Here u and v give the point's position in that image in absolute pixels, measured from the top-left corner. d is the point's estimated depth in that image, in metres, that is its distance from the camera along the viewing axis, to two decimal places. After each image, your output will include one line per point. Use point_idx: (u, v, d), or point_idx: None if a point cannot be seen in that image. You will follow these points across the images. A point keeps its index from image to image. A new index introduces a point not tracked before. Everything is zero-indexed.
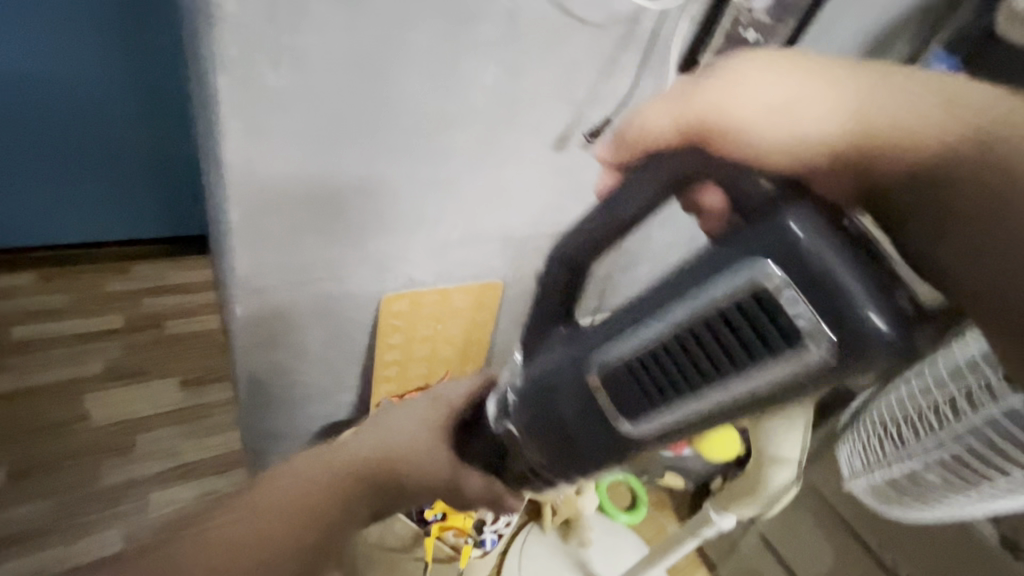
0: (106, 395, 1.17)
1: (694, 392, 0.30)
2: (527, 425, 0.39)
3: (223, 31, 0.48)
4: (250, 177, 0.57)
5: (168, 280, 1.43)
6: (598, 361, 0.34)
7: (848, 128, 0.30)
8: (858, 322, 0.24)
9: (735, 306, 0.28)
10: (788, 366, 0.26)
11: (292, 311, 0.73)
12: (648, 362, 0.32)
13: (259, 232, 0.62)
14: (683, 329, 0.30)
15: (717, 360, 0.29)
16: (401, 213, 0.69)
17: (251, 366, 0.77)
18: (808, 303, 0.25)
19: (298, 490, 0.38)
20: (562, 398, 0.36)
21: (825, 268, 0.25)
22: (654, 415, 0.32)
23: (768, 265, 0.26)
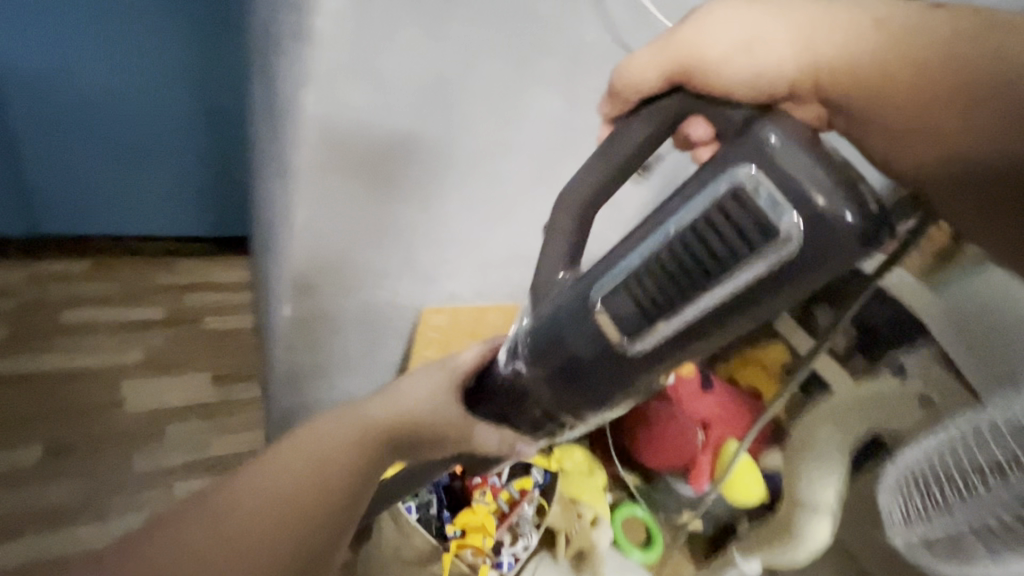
0: (141, 383, 1.21)
1: (689, 299, 0.34)
2: (536, 358, 0.43)
3: (315, 51, 0.52)
4: (320, 185, 0.61)
5: (209, 277, 1.49)
6: (599, 287, 0.38)
7: (814, 67, 0.35)
8: (818, 213, 0.29)
9: (716, 211, 0.33)
10: (767, 257, 0.31)
11: (338, 315, 0.76)
12: (642, 275, 0.36)
13: (319, 238, 0.66)
14: (674, 240, 0.35)
15: (707, 267, 0.33)
16: (451, 230, 0.72)
17: (290, 366, 0.80)
18: (776, 196, 0.30)
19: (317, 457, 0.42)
20: (568, 330, 0.40)
21: (791, 169, 0.30)
22: (652, 327, 0.36)
23: (748, 169, 0.31)
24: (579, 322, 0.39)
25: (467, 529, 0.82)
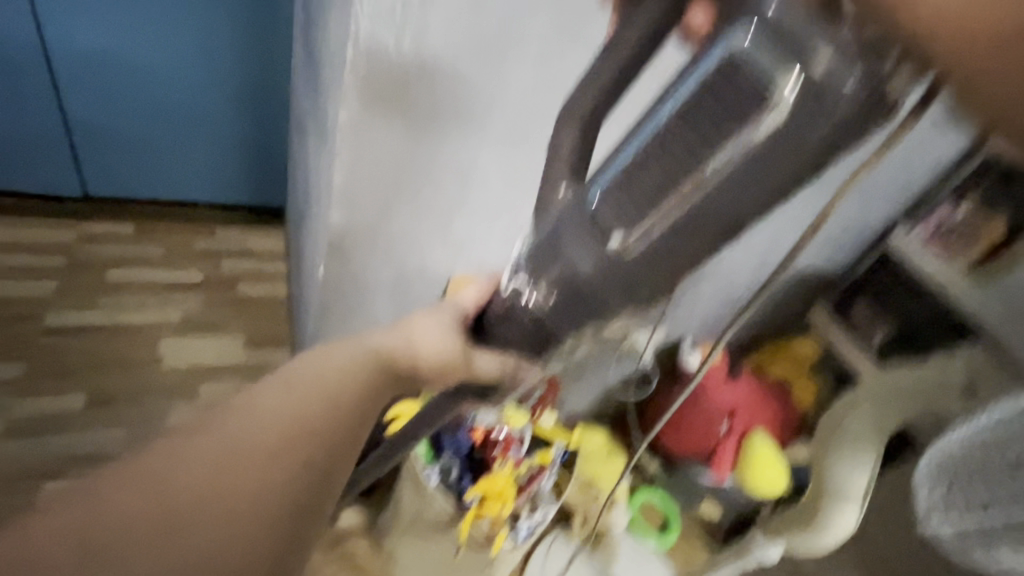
0: (180, 342, 1.27)
1: (681, 184, 0.32)
2: (534, 270, 0.42)
3: (361, 8, 0.52)
4: (359, 147, 0.62)
5: (244, 243, 1.52)
6: (598, 187, 0.37)
7: None
8: (809, 68, 0.25)
9: (711, 84, 0.29)
10: (761, 129, 0.28)
11: (370, 278, 0.78)
12: (637, 166, 0.34)
13: (356, 201, 0.67)
14: (669, 123, 0.32)
15: (700, 152, 0.31)
16: (488, 199, 0.72)
17: (321, 325, 0.83)
18: (768, 48, 0.26)
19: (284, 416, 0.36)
20: (567, 236, 0.39)
21: (791, 26, 0.26)
22: (645, 222, 0.34)
23: (747, 26, 0.27)
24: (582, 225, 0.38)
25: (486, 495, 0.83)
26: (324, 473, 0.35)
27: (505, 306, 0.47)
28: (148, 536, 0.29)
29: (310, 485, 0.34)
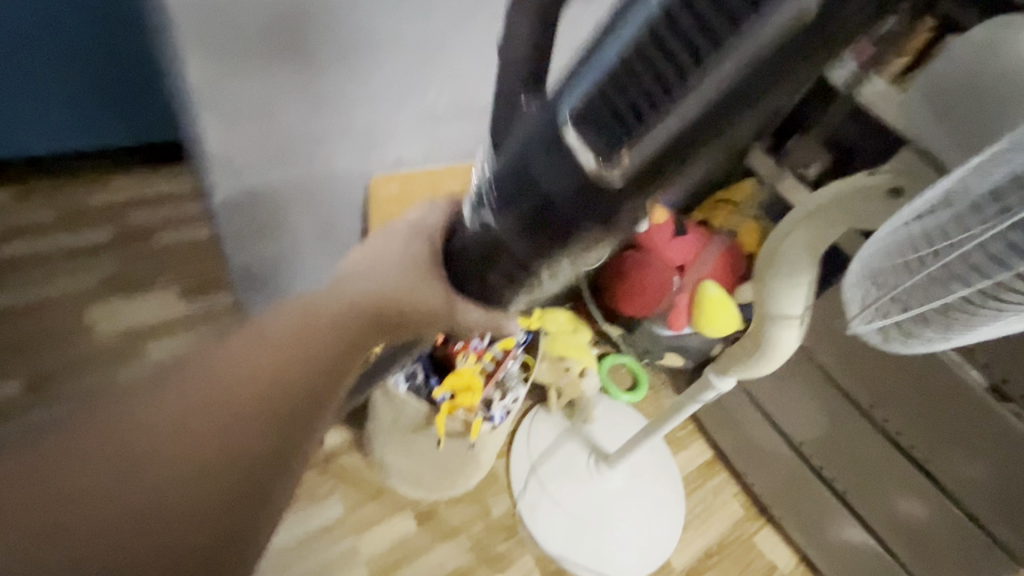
0: (108, 306, 1.18)
1: (681, 92, 0.30)
2: (505, 204, 0.40)
3: None
4: (213, 33, 0.54)
5: (150, 191, 1.37)
6: (572, 102, 0.33)
7: None
8: None
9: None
10: (775, 22, 0.26)
11: (271, 188, 0.71)
12: (622, 76, 0.31)
13: (232, 101, 0.60)
14: (660, 20, 0.29)
15: (697, 47, 0.28)
16: (385, 78, 0.66)
17: (245, 257, 0.79)
18: None
19: (279, 347, 0.40)
20: (534, 157, 0.36)
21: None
22: (633, 139, 0.32)
23: None
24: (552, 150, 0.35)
25: (456, 391, 0.83)
26: (319, 392, 0.41)
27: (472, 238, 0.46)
28: (121, 470, 0.33)
29: (297, 405, 0.39)
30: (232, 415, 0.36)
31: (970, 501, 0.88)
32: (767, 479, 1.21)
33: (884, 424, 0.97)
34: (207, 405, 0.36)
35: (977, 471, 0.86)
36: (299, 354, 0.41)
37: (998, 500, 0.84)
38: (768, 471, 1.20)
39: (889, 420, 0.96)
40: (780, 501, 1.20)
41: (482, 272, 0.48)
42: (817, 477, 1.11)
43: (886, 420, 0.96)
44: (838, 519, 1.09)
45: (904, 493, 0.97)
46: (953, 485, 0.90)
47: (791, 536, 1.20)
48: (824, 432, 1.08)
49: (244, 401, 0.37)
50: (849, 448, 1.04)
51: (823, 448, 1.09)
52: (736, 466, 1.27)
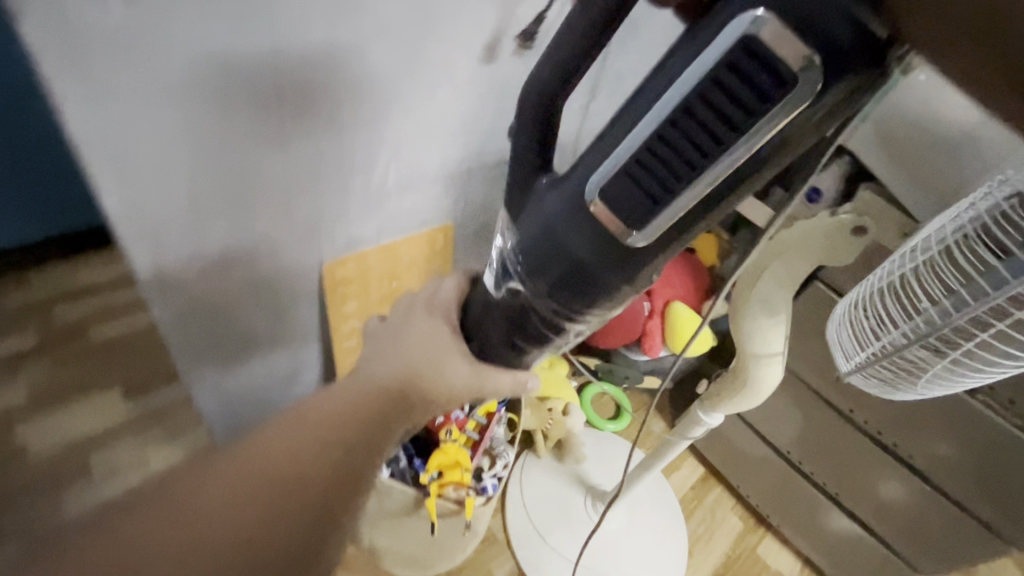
0: (42, 421, 1.07)
1: (704, 168, 0.31)
2: (531, 272, 0.40)
3: None
4: (118, 161, 0.46)
5: (78, 282, 1.27)
6: (596, 179, 0.34)
7: None
8: (827, 41, 0.26)
9: (725, 69, 0.28)
10: (789, 107, 0.28)
11: (213, 299, 0.63)
12: (646, 157, 0.32)
13: (151, 225, 0.51)
14: (680, 110, 0.30)
15: (705, 140, 0.30)
16: (325, 164, 0.59)
17: (195, 372, 0.69)
18: (792, 34, 0.26)
19: (320, 421, 0.45)
20: (564, 233, 0.37)
21: (807, 6, 0.26)
22: (660, 210, 0.33)
23: (757, 14, 0.27)
24: (576, 228, 0.36)
25: (444, 470, 0.79)
26: (351, 465, 0.44)
27: (502, 306, 0.47)
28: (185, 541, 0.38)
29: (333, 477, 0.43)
30: (271, 494, 0.41)
31: (950, 485, 0.88)
32: (758, 487, 1.20)
33: (864, 424, 0.97)
34: (255, 479, 0.41)
35: (947, 449, 0.86)
36: (335, 424, 0.45)
37: (965, 473, 0.85)
38: (759, 481, 1.20)
39: (868, 420, 0.95)
40: (775, 509, 1.19)
41: (508, 336, 0.48)
42: (806, 480, 1.11)
43: (865, 420, 0.96)
44: (829, 518, 1.09)
45: (883, 478, 0.97)
46: (933, 471, 0.90)
47: (790, 540, 1.19)
48: (801, 433, 1.07)
49: (283, 478, 0.42)
50: (831, 451, 1.04)
51: (807, 453, 1.08)
52: (730, 480, 1.26)
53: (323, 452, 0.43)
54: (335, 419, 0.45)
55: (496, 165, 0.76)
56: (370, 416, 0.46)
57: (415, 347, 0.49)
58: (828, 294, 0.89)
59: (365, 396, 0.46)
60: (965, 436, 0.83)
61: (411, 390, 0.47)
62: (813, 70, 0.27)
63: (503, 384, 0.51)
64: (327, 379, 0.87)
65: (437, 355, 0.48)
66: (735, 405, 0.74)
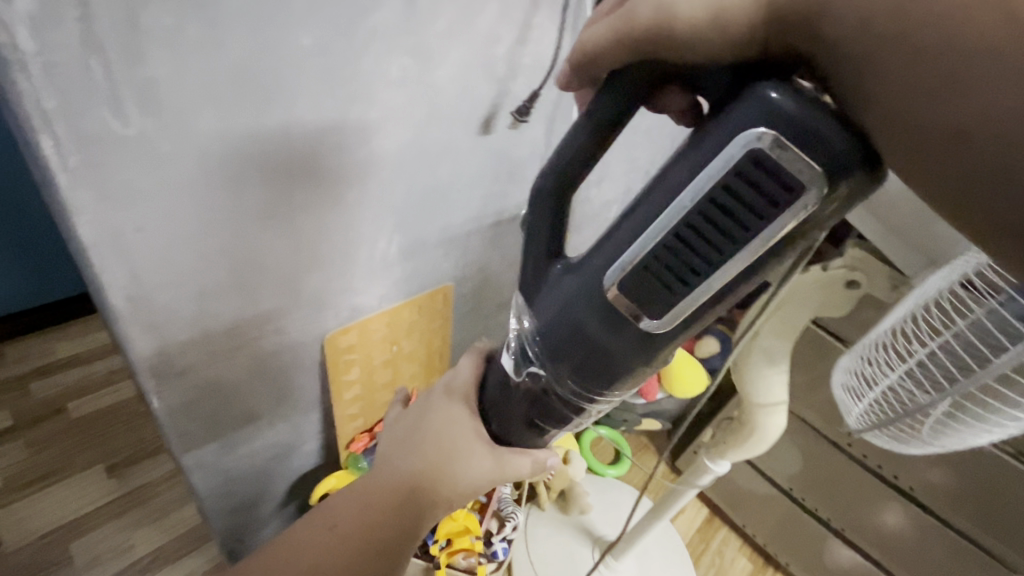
0: (16, 509, 1.00)
1: (719, 264, 0.32)
2: (552, 356, 0.41)
3: (29, 78, 0.34)
4: (127, 254, 0.45)
5: (58, 355, 1.24)
6: (615, 271, 0.35)
7: (729, 41, 0.29)
8: (832, 153, 0.27)
9: (733, 179, 0.30)
10: (797, 211, 0.29)
11: (221, 378, 0.61)
12: (664, 254, 0.33)
13: (157, 312, 0.50)
14: (694, 213, 0.31)
15: (717, 241, 0.32)
16: (331, 241, 0.59)
17: (197, 455, 0.67)
18: (794, 148, 0.27)
19: (391, 479, 0.49)
20: (585, 319, 0.38)
21: (801, 121, 0.27)
22: (678, 301, 0.34)
23: (760, 131, 0.28)
24: (600, 320, 0.37)
25: (453, 537, 0.77)
26: (414, 515, 0.48)
27: (525, 389, 0.47)
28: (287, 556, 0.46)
29: (401, 524, 0.48)
30: (355, 531, 0.47)
31: (956, 518, 0.87)
32: (764, 525, 1.19)
33: (863, 459, 0.97)
34: (347, 518, 0.48)
35: (946, 479, 0.86)
36: (403, 482, 0.49)
37: (963, 505, 0.85)
38: (764, 520, 1.18)
39: (868, 454, 0.96)
40: (783, 547, 1.17)
41: (530, 417, 0.49)
42: (810, 516, 1.10)
43: (864, 455, 0.96)
44: (835, 557, 1.07)
45: (885, 506, 0.96)
46: (937, 505, 0.89)
47: None
48: (802, 467, 1.07)
49: (363, 521, 0.47)
50: (830, 487, 1.04)
51: (810, 489, 1.08)
52: (735, 521, 1.25)
53: (396, 502, 0.48)
54: (402, 477, 0.49)
55: (493, 227, 0.78)
56: (428, 476, 0.49)
57: (445, 424, 0.51)
58: (822, 335, 0.92)
59: (417, 460, 0.49)
60: (962, 465, 0.83)
61: (450, 466, 0.49)
62: (819, 182, 0.28)
63: (522, 463, 0.52)
64: (326, 450, 0.85)
65: (460, 433, 0.50)
66: (742, 451, 0.74)
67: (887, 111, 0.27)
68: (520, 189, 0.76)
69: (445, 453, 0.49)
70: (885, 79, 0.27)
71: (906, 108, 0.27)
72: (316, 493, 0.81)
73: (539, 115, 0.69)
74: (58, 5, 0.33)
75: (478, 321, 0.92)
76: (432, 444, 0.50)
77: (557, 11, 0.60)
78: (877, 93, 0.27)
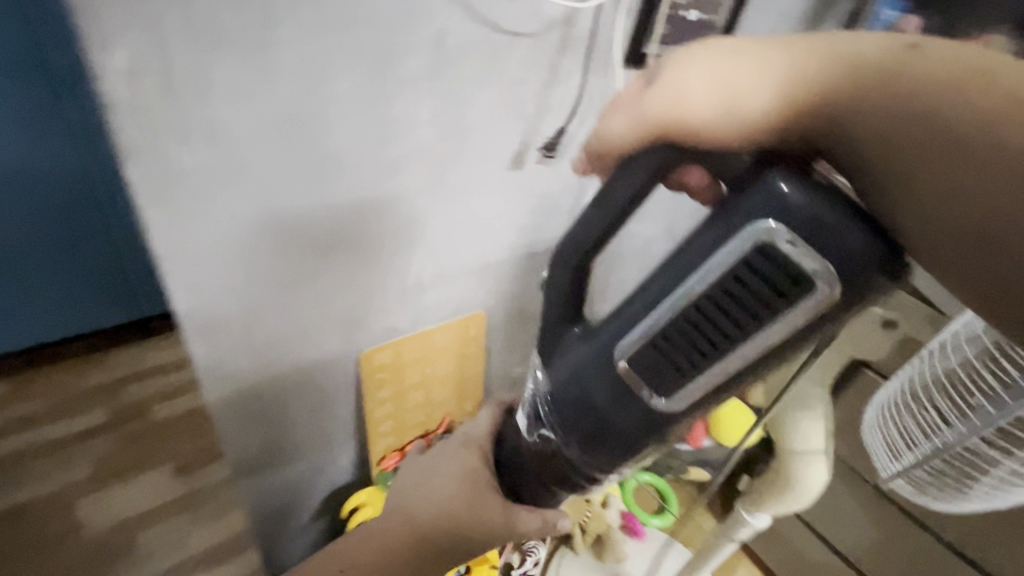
0: (99, 498, 1.12)
1: (728, 349, 0.33)
2: (562, 423, 0.41)
3: (121, 120, 0.42)
4: (188, 266, 0.52)
5: (150, 362, 1.40)
6: (628, 342, 0.36)
7: (754, 129, 0.31)
8: (845, 255, 0.28)
9: (742, 268, 0.31)
10: (807, 306, 0.30)
11: (266, 388, 0.68)
12: (674, 333, 0.34)
13: (212, 322, 0.57)
14: (702, 297, 0.33)
15: (726, 325, 0.33)
16: (367, 264, 0.65)
17: (240, 458, 0.73)
18: (808, 249, 0.29)
19: (411, 505, 0.54)
20: (594, 389, 0.39)
21: (812, 219, 0.28)
22: (690, 380, 0.35)
23: (771, 224, 0.29)
24: (611, 392, 0.38)
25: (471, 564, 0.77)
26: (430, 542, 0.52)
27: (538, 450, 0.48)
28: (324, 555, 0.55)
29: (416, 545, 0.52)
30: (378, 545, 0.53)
31: None
32: None
33: (939, 533, 0.85)
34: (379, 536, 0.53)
35: None
36: (423, 509, 0.53)
37: None
38: None
39: (944, 527, 0.84)
40: None
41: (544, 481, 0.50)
42: None
43: (942, 529, 0.85)
44: None
45: None
46: None
47: None
48: (873, 538, 0.96)
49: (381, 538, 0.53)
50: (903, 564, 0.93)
51: (882, 563, 0.96)
52: None
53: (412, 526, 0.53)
54: (421, 503, 0.53)
55: (528, 257, 0.81)
56: (439, 502, 0.52)
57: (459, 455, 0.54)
58: None
59: (433, 488, 0.54)
60: None
61: (459, 491, 0.52)
62: (831, 279, 0.28)
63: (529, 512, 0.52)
64: (361, 466, 0.89)
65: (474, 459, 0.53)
66: (780, 510, 0.69)
67: (910, 206, 0.29)
68: (554, 222, 0.79)
69: (453, 479, 0.53)
70: (911, 176, 0.29)
71: (935, 204, 0.29)
72: (345, 508, 0.85)
73: (571, 150, 0.72)
74: (146, 61, 0.41)
75: (514, 351, 0.95)
76: (445, 475, 0.54)
77: (583, 57, 0.64)
78: (904, 188, 0.29)
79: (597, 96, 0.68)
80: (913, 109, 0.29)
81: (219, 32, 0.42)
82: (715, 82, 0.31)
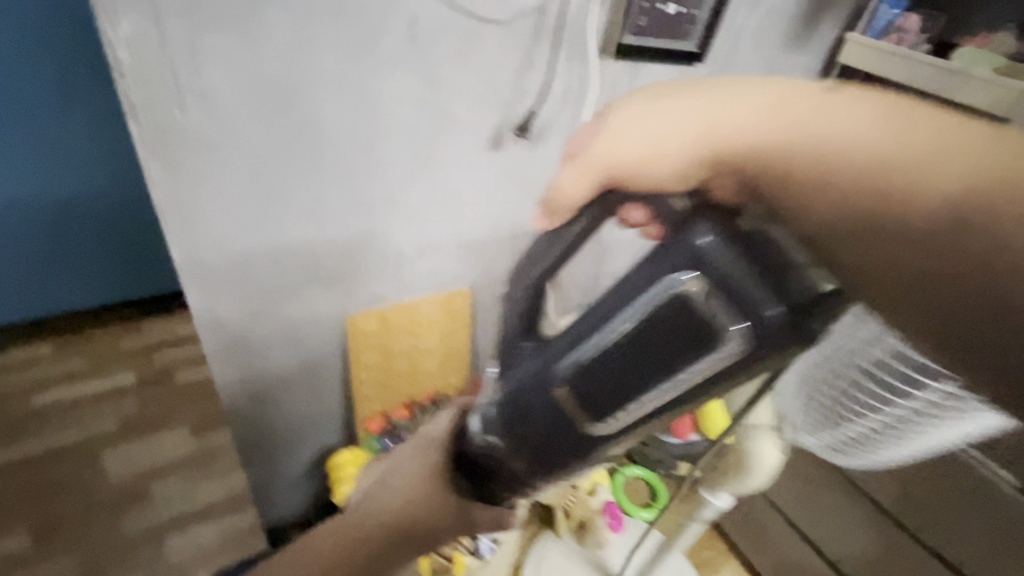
0: (123, 449, 1.23)
1: (645, 399, 0.30)
2: (500, 451, 0.38)
3: (124, 79, 0.49)
4: (183, 216, 0.59)
5: (178, 333, 1.52)
6: (561, 369, 0.34)
7: (690, 171, 0.26)
8: (757, 315, 0.26)
9: (659, 315, 0.29)
10: (720, 359, 0.28)
11: (257, 341, 0.74)
12: (597, 376, 0.32)
13: (205, 271, 0.64)
14: (621, 341, 0.30)
15: (642, 373, 0.30)
16: (349, 230, 0.70)
17: (233, 406, 0.80)
18: (720, 303, 0.27)
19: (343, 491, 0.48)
20: (526, 417, 0.36)
21: (728, 276, 0.27)
22: (613, 425, 0.32)
23: (680, 276, 0.27)
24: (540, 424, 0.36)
25: None
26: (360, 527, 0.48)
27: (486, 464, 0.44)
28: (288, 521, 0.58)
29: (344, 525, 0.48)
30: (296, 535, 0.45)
31: None
32: None
33: (919, 535, 0.86)
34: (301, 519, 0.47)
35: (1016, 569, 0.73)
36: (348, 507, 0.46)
37: None
38: None
39: (923, 530, 0.85)
40: None
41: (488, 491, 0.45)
42: None
43: (921, 531, 0.85)
44: None
45: None
46: None
47: None
48: (866, 547, 0.94)
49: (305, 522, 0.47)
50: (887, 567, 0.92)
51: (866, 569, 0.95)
52: None
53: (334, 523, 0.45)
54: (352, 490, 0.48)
55: (511, 237, 0.86)
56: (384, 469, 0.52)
57: None
58: None
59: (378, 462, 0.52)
60: None
61: None
62: (744, 336, 0.27)
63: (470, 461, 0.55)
64: (349, 430, 0.95)
65: None
66: (739, 486, 0.72)
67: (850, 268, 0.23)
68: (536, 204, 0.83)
69: None
70: (872, 237, 0.22)
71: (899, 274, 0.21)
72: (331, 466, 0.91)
73: (551, 134, 0.77)
74: (147, 28, 0.48)
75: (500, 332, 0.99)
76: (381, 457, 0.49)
77: (557, 44, 0.68)
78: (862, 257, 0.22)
79: (574, 83, 0.73)
80: (878, 147, 0.21)
81: (210, 7, 0.49)
82: (647, 119, 0.25)
